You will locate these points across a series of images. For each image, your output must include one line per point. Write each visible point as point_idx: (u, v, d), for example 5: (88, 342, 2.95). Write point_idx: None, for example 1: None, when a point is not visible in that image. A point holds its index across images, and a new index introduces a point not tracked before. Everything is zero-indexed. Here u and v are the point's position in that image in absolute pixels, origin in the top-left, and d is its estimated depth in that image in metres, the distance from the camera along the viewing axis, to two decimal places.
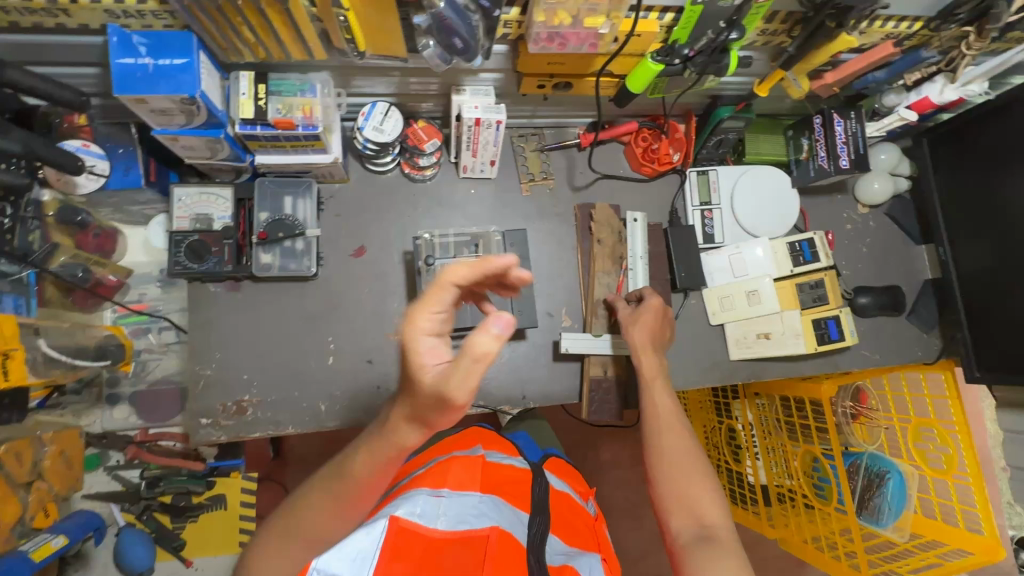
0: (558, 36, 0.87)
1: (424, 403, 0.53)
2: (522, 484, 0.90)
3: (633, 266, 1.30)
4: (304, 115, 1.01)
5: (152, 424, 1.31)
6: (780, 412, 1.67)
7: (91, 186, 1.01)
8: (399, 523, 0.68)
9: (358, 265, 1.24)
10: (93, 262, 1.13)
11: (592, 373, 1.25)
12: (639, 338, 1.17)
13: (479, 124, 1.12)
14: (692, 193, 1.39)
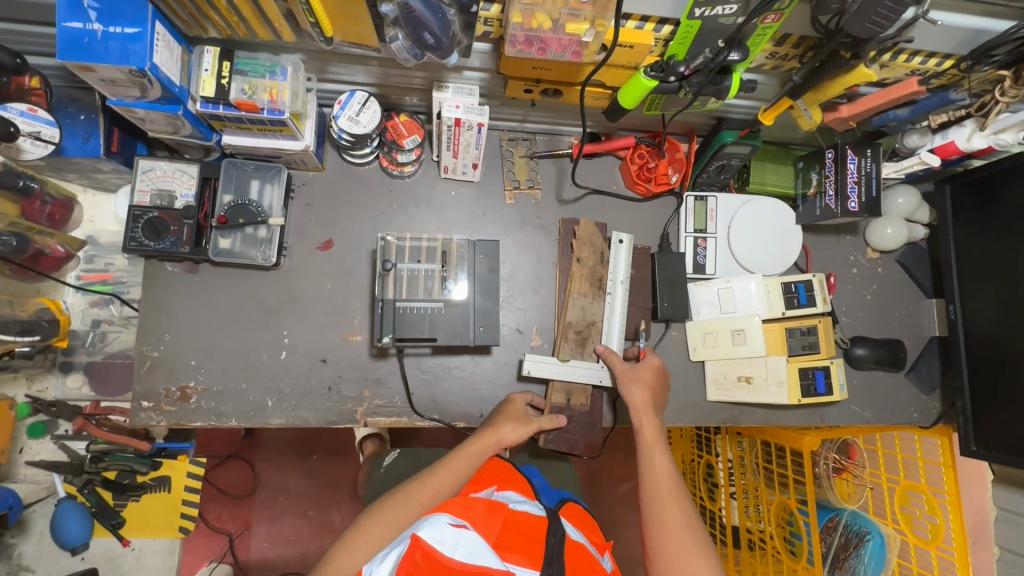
0: (537, 40, 0.79)
1: (513, 418, 1.10)
2: (537, 532, 0.86)
3: (613, 291, 1.23)
4: (270, 99, 0.95)
5: (104, 397, 1.27)
6: (761, 456, 1.57)
7: (38, 152, 0.97)
8: (419, 543, 0.74)
9: (324, 258, 1.19)
10: (36, 230, 1.10)
11: (556, 399, 1.19)
12: (639, 398, 1.12)
13: (459, 124, 1.05)
14: (687, 217, 1.30)
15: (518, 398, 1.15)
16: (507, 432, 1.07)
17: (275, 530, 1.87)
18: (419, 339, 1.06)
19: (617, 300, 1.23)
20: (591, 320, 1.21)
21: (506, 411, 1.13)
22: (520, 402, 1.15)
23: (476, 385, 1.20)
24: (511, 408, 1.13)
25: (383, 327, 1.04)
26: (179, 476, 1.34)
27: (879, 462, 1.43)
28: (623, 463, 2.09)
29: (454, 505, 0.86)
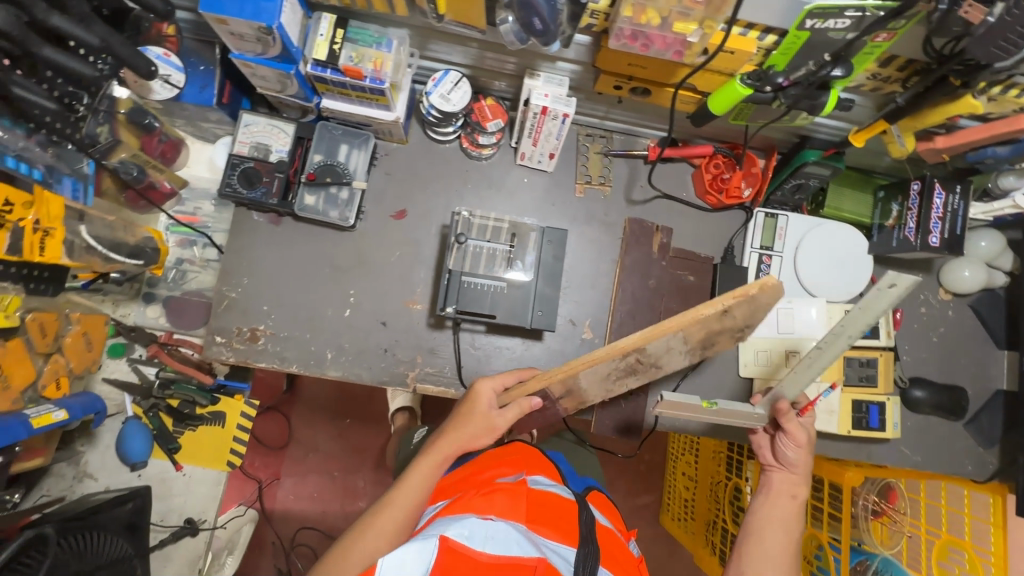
0: (643, 35, 0.81)
1: (474, 416, 1.02)
2: (566, 515, 0.87)
3: (826, 344, 0.88)
4: (374, 68, 1.01)
5: (178, 329, 1.37)
6: None
7: (164, 94, 1.06)
8: (448, 543, 0.69)
9: (397, 227, 1.24)
10: (151, 165, 1.18)
11: (556, 395, 1.06)
12: (793, 459, 1.07)
13: (545, 113, 1.08)
14: (884, 291, 0.75)
15: (483, 390, 1.05)
16: (476, 435, 1.00)
17: (302, 485, 1.95)
18: (479, 314, 1.09)
19: (826, 352, 0.89)
20: (664, 351, 0.97)
21: (469, 409, 1.03)
22: (489, 392, 1.05)
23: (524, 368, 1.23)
24: (476, 403, 1.03)
25: (447, 297, 1.08)
26: (233, 414, 1.41)
27: (922, 512, 1.30)
28: (644, 475, 2.31)
29: (474, 502, 0.82)
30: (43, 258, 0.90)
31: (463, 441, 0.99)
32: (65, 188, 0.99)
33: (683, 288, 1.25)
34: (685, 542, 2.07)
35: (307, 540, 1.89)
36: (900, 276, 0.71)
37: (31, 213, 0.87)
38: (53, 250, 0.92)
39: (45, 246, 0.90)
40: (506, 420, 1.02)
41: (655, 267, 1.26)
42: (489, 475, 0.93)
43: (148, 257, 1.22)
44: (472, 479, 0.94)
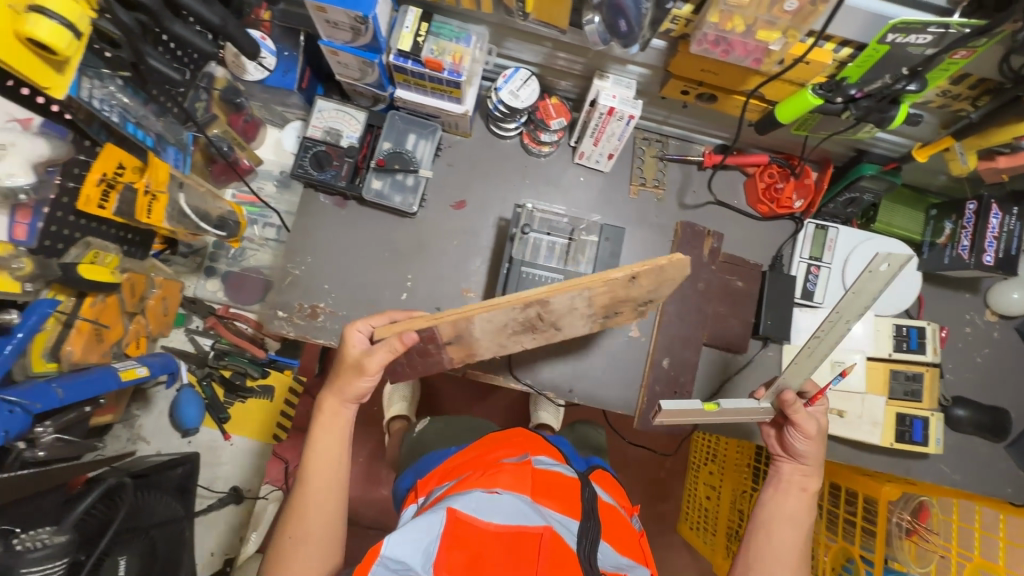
0: (725, 42, 0.85)
1: (347, 366, 0.94)
2: (571, 489, 0.89)
3: (825, 333, 0.86)
4: (452, 62, 1.05)
5: (235, 304, 1.43)
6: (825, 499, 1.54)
7: (256, 76, 1.11)
8: (455, 516, 0.77)
9: (456, 217, 1.29)
10: (237, 142, 1.25)
11: (444, 341, 0.98)
12: (805, 449, 1.04)
13: (611, 113, 1.12)
14: (872, 276, 0.75)
15: (352, 336, 0.95)
16: (359, 384, 0.92)
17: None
18: None
19: (826, 341, 0.88)
20: (566, 309, 0.97)
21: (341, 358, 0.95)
22: (354, 340, 0.95)
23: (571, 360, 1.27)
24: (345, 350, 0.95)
25: (506, 286, 1.12)
26: (281, 388, 1.45)
27: (952, 535, 1.27)
28: (663, 481, 2.28)
29: (483, 476, 0.87)
30: (150, 220, 0.95)
31: (337, 383, 0.94)
32: (170, 157, 1.05)
33: (730, 292, 1.27)
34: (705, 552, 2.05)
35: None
36: (892, 256, 0.72)
37: (145, 178, 0.93)
38: (157, 215, 0.97)
39: (151, 210, 0.95)
40: (378, 358, 0.92)
41: (705, 271, 1.27)
42: (495, 454, 0.95)
43: (228, 230, 1.17)
44: (476, 458, 0.97)
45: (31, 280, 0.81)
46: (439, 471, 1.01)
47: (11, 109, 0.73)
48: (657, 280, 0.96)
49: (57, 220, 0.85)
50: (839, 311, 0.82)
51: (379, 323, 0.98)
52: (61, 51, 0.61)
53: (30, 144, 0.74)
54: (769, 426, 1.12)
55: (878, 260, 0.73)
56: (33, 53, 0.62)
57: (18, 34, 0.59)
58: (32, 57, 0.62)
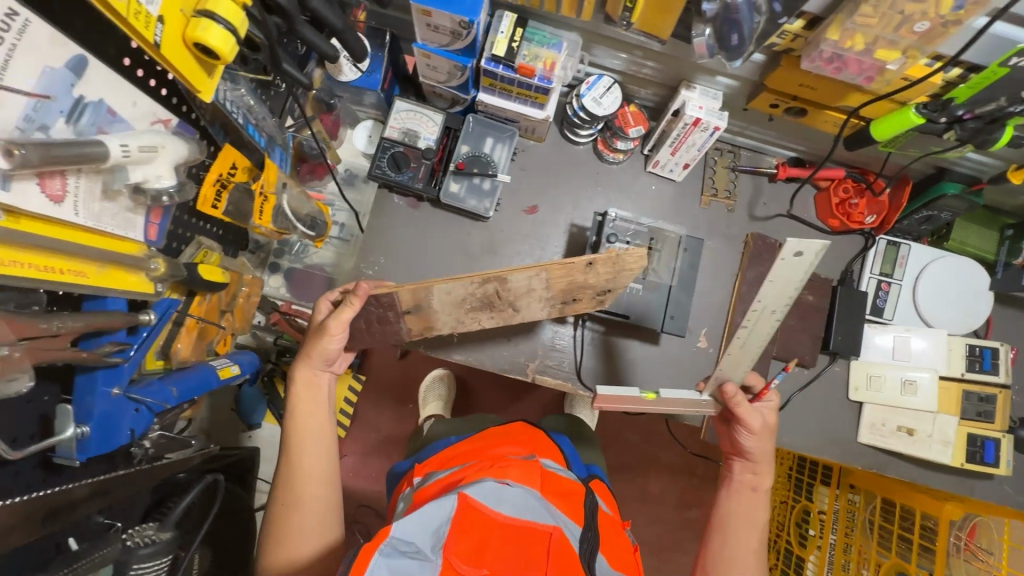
0: (839, 59, 0.84)
1: (313, 332, 1.01)
2: (577, 497, 0.86)
3: (752, 322, 0.88)
4: (544, 68, 1.05)
5: (296, 300, 1.36)
6: (876, 515, 1.51)
7: (352, 77, 1.09)
8: (467, 501, 0.74)
9: (529, 222, 1.29)
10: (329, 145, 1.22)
11: (404, 309, 1.02)
12: (754, 446, 1.05)
13: (696, 124, 1.10)
14: (794, 265, 0.80)
15: (319, 306, 1.03)
16: (324, 345, 0.97)
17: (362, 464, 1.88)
18: (614, 313, 1.14)
19: (756, 330, 0.89)
20: (528, 288, 0.99)
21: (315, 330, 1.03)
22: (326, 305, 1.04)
23: (639, 369, 1.26)
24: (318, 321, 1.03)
25: None
26: None
27: (1003, 555, 1.28)
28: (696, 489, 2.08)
29: (494, 467, 0.84)
30: (262, 223, 0.92)
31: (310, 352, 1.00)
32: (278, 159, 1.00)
33: (801, 307, 1.27)
34: None
35: (364, 518, 1.84)
36: (804, 243, 0.76)
37: (261, 180, 0.88)
38: (266, 215, 0.93)
39: (263, 210, 0.91)
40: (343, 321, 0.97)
41: None
42: (496, 449, 0.95)
43: (319, 229, 1.10)
44: (477, 451, 0.96)
45: (162, 281, 0.70)
46: (440, 458, 1.00)
47: (157, 109, 0.66)
48: (615, 271, 0.98)
49: (180, 221, 0.81)
50: (761, 300, 0.85)
51: (335, 294, 1.05)
52: (225, 56, 0.57)
53: (175, 145, 0.64)
54: (721, 423, 1.11)
55: (788, 250, 0.77)
56: (195, 58, 0.58)
57: (186, 37, 0.56)
58: (190, 60, 0.58)
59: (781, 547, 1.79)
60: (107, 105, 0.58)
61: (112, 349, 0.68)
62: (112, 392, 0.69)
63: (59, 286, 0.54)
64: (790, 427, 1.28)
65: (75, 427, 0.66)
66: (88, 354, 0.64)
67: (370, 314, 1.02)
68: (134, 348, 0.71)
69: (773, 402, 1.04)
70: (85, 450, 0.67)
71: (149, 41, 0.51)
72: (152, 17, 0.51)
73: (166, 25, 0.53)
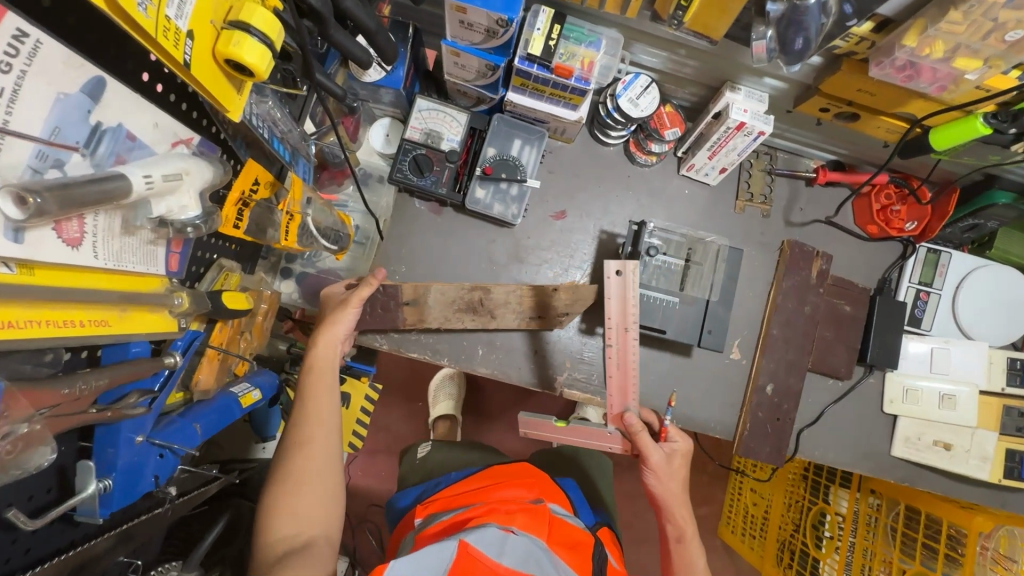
0: (913, 66, 0.79)
1: (329, 307, 1.02)
2: (584, 548, 0.84)
3: (616, 342, 0.96)
4: (581, 68, 0.98)
5: (310, 306, 1.26)
6: (898, 520, 1.39)
7: (375, 78, 1.01)
8: (466, 548, 0.71)
9: (557, 228, 1.22)
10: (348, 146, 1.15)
11: (402, 300, 1.11)
12: (670, 490, 1.02)
13: (739, 129, 1.02)
14: (627, 281, 0.93)
15: (332, 289, 1.06)
16: (348, 317, 0.99)
17: (371, 464, 1.77)
18: (650, 328, 1.09)
19: (625, 352, 0.97)
20: (505, 301, 1.14)
21: (324, 310, 1.03)
22: (337, 288, 1.06)
23: (671, 383, 1.22)
24: (327, 303, 1.03)
25: None
26: (357, 396, 1.41)
27: None
28: (706, 485, 1.93)
29: (498, 514, 0.82)
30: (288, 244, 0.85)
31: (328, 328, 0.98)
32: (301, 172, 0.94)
33: (839, 318, 1.22)
34: (756, 563, 1.76)
35: (375, 520, 1.71)
36: (621, 262, 0.92)
37: (285, 199, 0.85)
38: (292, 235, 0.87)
39: (290, 230, 0.86)
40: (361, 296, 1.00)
41: (812, 293, 1.21)
42: (501, 488, 0.94)
43: (341, 242, 1.09)
44: (482, 491, 0.95)
45: (185, 316, 0.67)
46: (439, 500, 0.98)
47: (177, 129, 0.62)
48: (573, 291, 1.14)
49: (203, 245, 0.75)
50: (612, 320, 0.95)
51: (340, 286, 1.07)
52: (260, 73, 0.54)
53: (200, 169, 0.61)
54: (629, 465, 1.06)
55: (611, 272, 0.92)
56: (226, 74, 0.56)
57: (217, 52, 0.53)
58: (221, 77, 0.55)
59: (795, 549, 1.62)
60: (126, 129, 0.55)
61: (137, 400, 0.64)
62: (135, 442, 0.65)
63: (84, 338, 0.52)
64: (824, 440, 1.25)
65: (95, 481, 0.62)
66: (111, 413, 0.60)
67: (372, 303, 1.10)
68: (155, 395, 0.67)
69: (678, 439, 1.03)
70: (108, 505, 0.64)
71: (179, 61, 0.48)
72: (183, 33, 0.48)
73: (195, 40, 0.50)
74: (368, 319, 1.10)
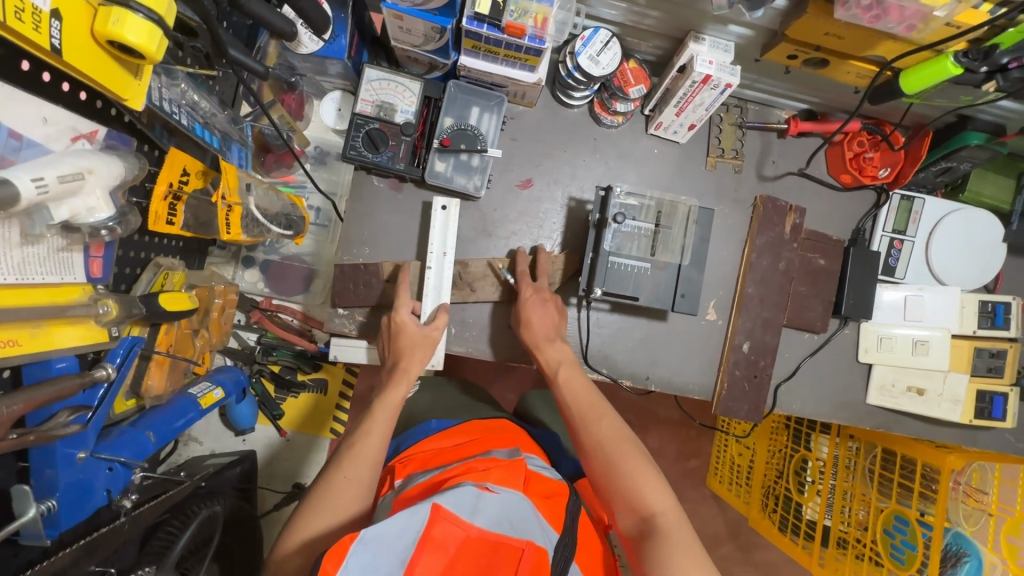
0: (880, 6, 0.75)
1: (411, 337, 1.00)
2: (560, 497, 0.80)
3: (434, 263, 1.09)
4: (535, 25, 0.91)
5: (276, 295, 1.26)
6: (876, 464, 1.42)
7: (312, 47, 0.94)
8: (440, 512, 0.64)
9: (523, 197, 1.18)
10: (293, 125, 1.09)
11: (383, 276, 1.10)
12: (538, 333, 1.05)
13: (706, 82, 0.97)
14: (451, 215, 1.09)
15: (404, 318, 1.01)
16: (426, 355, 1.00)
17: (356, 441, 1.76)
18: (623, 295, 1.07)
19: (440, 274, 1.09)
20: (484, 275, 1.14)
21: (400, 341, 1.01)
22: (414, 324, 1.01)
23: (648, 348, 1.21)
24: (402, 335, 1.01)
25: (594, 279, 1.05)
26: (335, 381, 1.36)
27: (994, 493, 1.28)
28: (694, 439, 1.94)
29: (474, 471, 0.76)
30: (228, 236, 0.81)
31: (405, 372, 0.97)
32: (235, 156, 0.93)
33: (814, 271, 1.21)
34: (743, 510, 1.78)
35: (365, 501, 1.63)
36: (446, 199, 1.09)
37: (222, 188, 0.77)
38: (234, 226, 0.83)
39: (229, 221, 0.81)
40: (438, 332, 1.03)
41: (786, 249, 1.19)
42: (483, 449, 0.88)
43: (295, 226, 1.06)
44: (462, 450, 0.89)
45: (117, 324, 0.65)
46: (417, 457, 0.90)
47: (75, 123, 0.58)
48: (556, 262, 1.16)
49: (133, 244, 0.71)
50: (433, 245, 1.09)
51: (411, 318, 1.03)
52: (150, 54, 0.52)
53: (106, 166, 0.56)
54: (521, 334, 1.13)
55: (439, 207, 1.09)
56: (114, 60, 0.53)
57: (97, 34, 0.51)
58: (107, 61, 0.53)
59: (780, 494, 1.64)
60: (8, 128, 0.50)
61: (68, 418, 0.62)
62: (77, 459, 0.66)
63: None
64: (802, 393, 1.26)
65: (38, 505, 0.64)
66: (35, 436, 0.57)
67: (351, 279, 1.09)
68: (90, 411, 0.66)
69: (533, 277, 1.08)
70: (56, 525, 0.66)
71: (46, 48, 0.46)
72: (45, 14, 0.45)
73: (64, 22, 0.48)
74: (352, 296, 1.10)
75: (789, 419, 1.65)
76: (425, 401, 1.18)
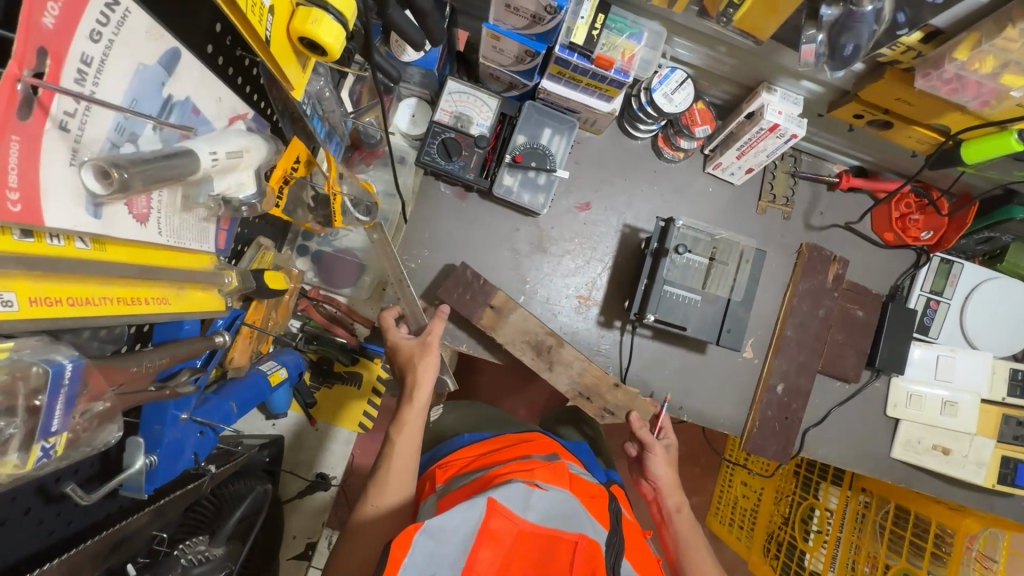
0: (959, 81, 0.80)
1: (408, 350, 1.00)
2: (602, 498, 0.80)
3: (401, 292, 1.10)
4: (622, 60, 0.97)
5: (326, 286, 1.24)
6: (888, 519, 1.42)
7: (414, 58, 0.99)
8: (493, 507, 0.65)
9: (581, 219, 1.22)
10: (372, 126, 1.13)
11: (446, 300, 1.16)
12: (668, 479, 1.07)
13: (773, 130, 1.01)
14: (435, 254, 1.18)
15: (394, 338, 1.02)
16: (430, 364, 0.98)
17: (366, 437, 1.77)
18: (671, 324, 1.11)
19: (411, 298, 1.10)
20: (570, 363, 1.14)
21: (400, 357, 1.01)
22: (398, 334, 1.03)
23: (684, 378, 1.24)
24: (399, 352, 1.01)
25: (647, 305, 1.09)
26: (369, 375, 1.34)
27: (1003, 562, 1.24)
28: (700, 476, 1.96)
29: (518, 472, 0.78)
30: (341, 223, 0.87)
31: (416, 386, 0.96)
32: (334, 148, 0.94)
33: (852, 322, 1.24)
34: (742, 552, 1.77)
35: None
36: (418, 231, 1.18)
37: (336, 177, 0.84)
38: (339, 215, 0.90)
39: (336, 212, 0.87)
40: (435, 335, 1.02)
41: (827, 297, 1.22)
42: (522, 453, 0.90)
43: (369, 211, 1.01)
44: (503, 454, 0.91)
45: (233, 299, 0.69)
46: (456, 463, 0.93)
47: (235, 104, 0.64)
48: (631, 395, 1.15)
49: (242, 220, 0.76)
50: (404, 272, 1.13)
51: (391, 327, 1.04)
52: (334, 52, 0.58)
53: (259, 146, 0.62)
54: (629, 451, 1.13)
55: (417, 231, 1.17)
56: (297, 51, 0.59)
57: (292, 28, 0.56)
58: (292, 51, 0.58)
59: (782, 541, 1.63)
60: (193, 104, 0.56)
61: (188, 378, 0.69)
62: (181, 418, 0.70)
63: (144, 317, 0.52)
64: (828, 440, 1.28)
65: (145, 457, 0.65)
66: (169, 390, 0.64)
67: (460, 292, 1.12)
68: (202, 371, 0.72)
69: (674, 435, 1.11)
70: (153, 481, 0.67)
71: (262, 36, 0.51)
72: (266, 8, 0.51)
73: (275, 15, 0.53)
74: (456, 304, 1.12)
75: (801, 467, 1.66)
76: (450, 421, 1.19)
